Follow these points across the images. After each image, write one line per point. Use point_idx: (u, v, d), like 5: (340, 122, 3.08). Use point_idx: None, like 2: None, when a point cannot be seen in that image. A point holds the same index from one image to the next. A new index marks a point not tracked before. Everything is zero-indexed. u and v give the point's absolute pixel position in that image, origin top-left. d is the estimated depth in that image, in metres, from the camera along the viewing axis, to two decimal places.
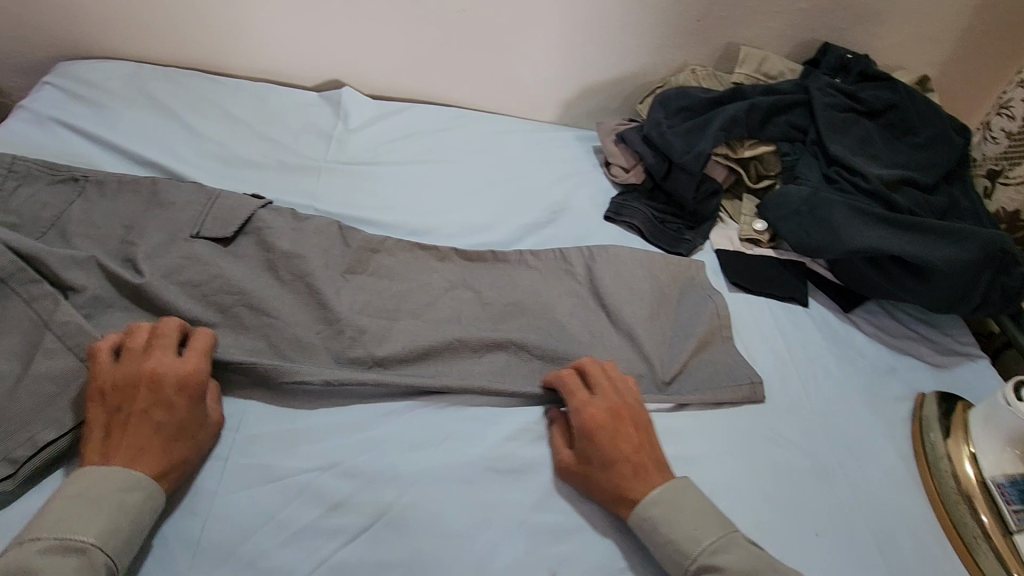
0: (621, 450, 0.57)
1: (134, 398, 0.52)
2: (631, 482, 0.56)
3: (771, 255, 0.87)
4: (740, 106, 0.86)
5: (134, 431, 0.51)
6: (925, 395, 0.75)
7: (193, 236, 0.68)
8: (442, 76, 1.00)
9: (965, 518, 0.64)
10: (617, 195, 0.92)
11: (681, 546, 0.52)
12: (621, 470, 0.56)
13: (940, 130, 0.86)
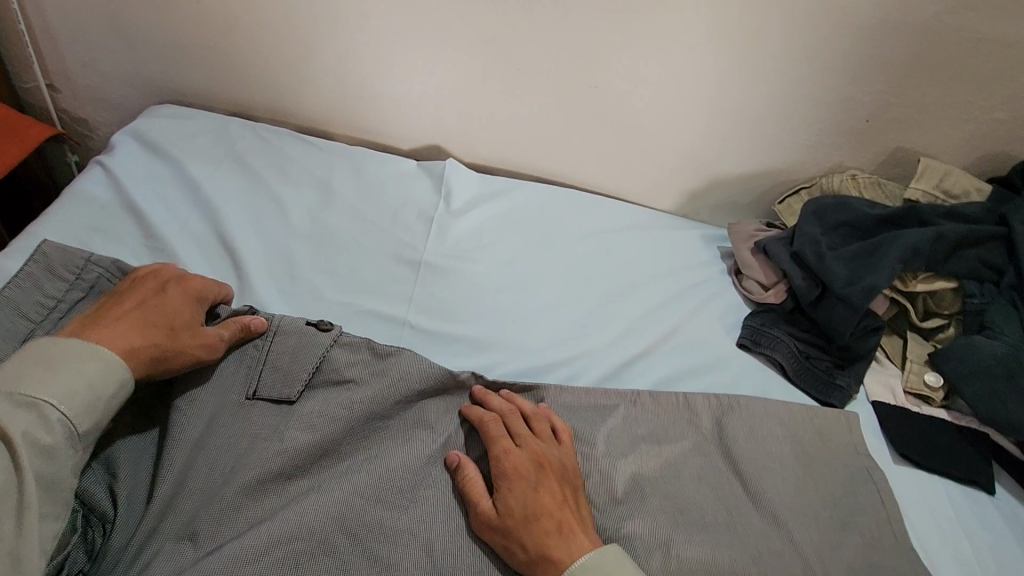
0: (535, 505, 0.53)
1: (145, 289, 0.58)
2: (541, 548, 0.51)
3: (943, 417, 0.71)
4: (923, 234, 0.71)
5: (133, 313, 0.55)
6: None
7: (250, 397, 0.56)
8: (555, 151, 0.89)
9: None
10: (752, 316, 0.78)
11: None
12: (532, 532, 0.51)
13: None
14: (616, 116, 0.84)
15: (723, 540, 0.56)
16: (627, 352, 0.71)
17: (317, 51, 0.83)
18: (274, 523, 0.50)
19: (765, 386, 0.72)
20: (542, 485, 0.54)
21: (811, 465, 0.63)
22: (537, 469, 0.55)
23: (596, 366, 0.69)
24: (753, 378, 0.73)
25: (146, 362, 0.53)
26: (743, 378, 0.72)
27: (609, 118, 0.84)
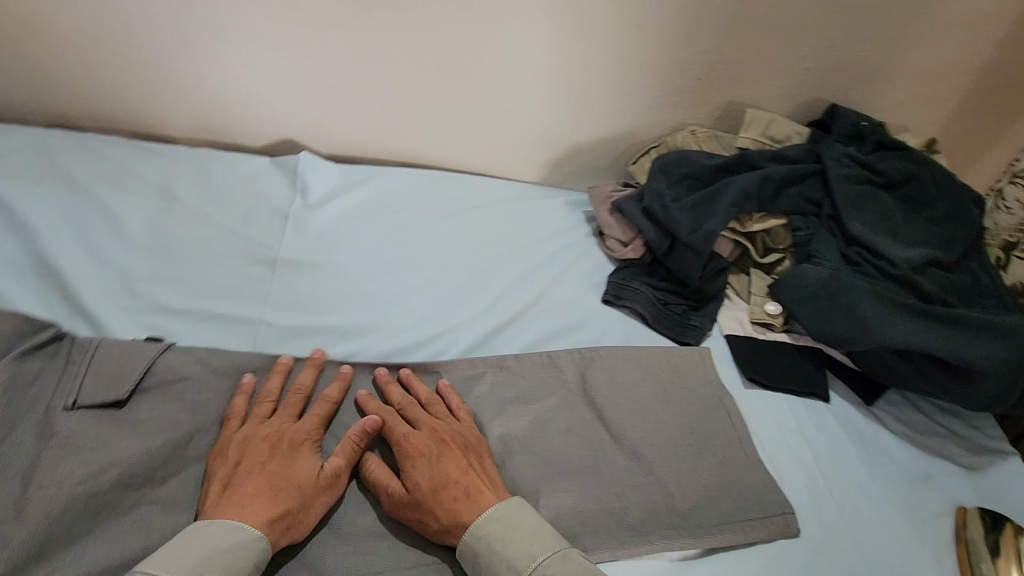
0: (436, 477, 0.54)
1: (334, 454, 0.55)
2: (448, 516, 0.53)
3: (785, 340, 0.78)
4: (751, 178, 0.78)
5: (248, 489, 0.51)
6: (966, 509, 0.66)
7: (71, 407, 0.53)
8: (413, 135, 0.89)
9: None
10: (615, 272, 0.83)
11: (515, 564, 0.50)
12: (437, 502, 0.53)
13: (958, 202, 0.80)
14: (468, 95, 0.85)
15: (593, 484, 0.60)
16: (494, 320, 0.73)
17: (142, 53, 0.78)
18: (98, 548, 0.48)
19: (629, 336, 0.76)
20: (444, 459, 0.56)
21: (671, 400, 0.68)
22: (437, 446, 0.57)
23: (465, 337, 0.71)
24: (618, 329, 0.77)
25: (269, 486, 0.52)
26: (607, 331, 0.76)
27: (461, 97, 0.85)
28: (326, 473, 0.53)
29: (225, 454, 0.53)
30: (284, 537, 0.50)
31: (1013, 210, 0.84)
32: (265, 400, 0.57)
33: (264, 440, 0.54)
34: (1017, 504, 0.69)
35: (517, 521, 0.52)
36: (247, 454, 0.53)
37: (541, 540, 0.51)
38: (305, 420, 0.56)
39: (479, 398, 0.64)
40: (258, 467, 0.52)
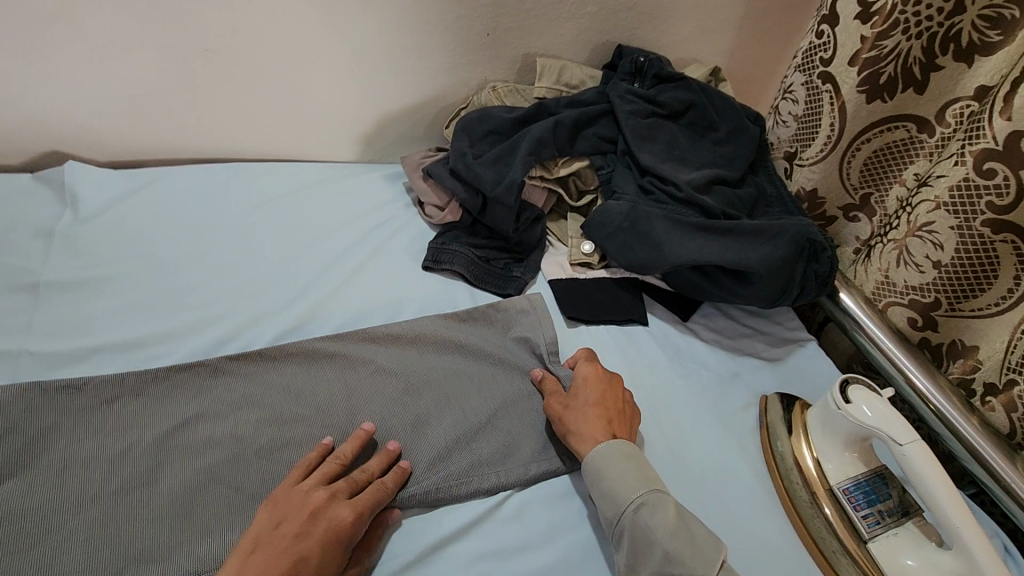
0: (598, 397, 0.63)
1: (288, 520, 0.51)
2: (585, 433, 0.60)
3: (604, 276, 0.81)
4: (544, 126, 0.80)
5: (264, 556, 0.49)
6: (767, 396, 0.72)
7: None
8: (198, 130, 0.86)
9: (823, 531, 0.59)
10: (435, 238, 0.82)
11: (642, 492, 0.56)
12: (591, 414, 0.61)
13: (737, 123, 0.87)
14: (255, 80, 0.83)
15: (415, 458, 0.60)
16: (307, 302, 0.71)
17: None
18: None
19: (450, 297, 0.77)
20: (580, 386, 0.64)
21: (493, 351, 0.69)
22: (608, 379, 0.65)
23: (277, 325, 0.69)
24: (441, 292, 0.77)
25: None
26: (430, 297, 0.76)
27: (247, 82, 0.83)
28: (341, 573, 0.51)
29: (270, 511, 0.52)
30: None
31: (788, 123, 0.92)
32: (325, 466, 0.55)
33: (306, 512, 0.51)
34: (811, 381, 0.77)
35: (627, 459, 0.58)
36: (288, 515, 0.51)
37: (636, 480, 0.56)
38: (359, 501, 0.53)
39: (292, 382, 0.63)
40: (271, 537, 0.50)
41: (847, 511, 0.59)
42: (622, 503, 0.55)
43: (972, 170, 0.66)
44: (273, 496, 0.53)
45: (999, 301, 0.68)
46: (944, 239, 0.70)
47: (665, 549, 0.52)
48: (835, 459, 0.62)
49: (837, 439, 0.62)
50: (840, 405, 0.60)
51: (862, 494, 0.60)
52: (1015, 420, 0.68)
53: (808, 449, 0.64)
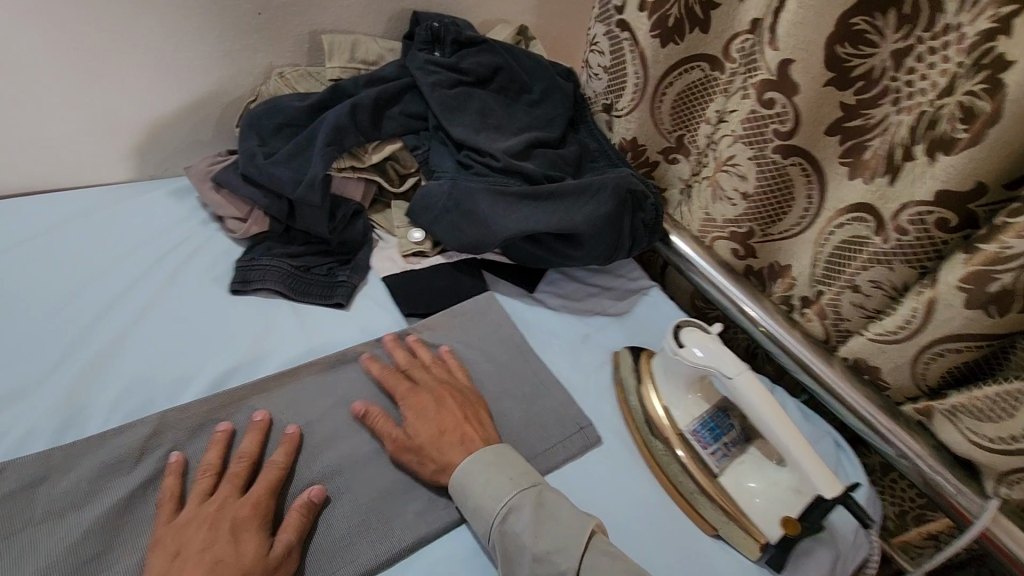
0: (436, 425, 0.57)
1: (192, 537, 0.48)
2: (443, 460, 0.56)
3: (441, 262, 0.76)
4: (340, 110, 0.72)
5: (187, 572, 0.45)
6: (619, 352, 0.73)
7: None
8: None
9: (680, 475, 0.61)
10: (242, 255, 0.72)
11: (484, 509, 0.53)
12: (442, 446, 0.56)
13: (549, 82, 0.85)
14: None
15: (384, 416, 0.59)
16: (67, 381, 0.58)
17: None
18: None
19: (269, 319, 0.67)
20: (413, 417, 0.58)
21: (325, 375, 0.62)
22: (433, 396, 0.59)
23: (26, 418, 0.55)
24: (253, 322, 0.66)
25: None
26: (242, 323, 0.66)
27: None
28: (273, 550, 0.49)
29: (163, 543, 0.48)
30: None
31: (600, 75, 0.91)
32: (202, 477, 0.52)
33: (208, 521, 0.49)
34: (658, 328, 0.79)
35: (501, 468, 0.55)
36: (187, 540, 0.48)
37: (504, 483, 0.54)
38: (254, 495, 0.51)
39: (54, 487, 0.50)
40: (178, 562, 0.46)
41: (699, 451, 0.60)
42: (488, 519, 0.53)
43: (756, 102, 0.68)
44: (155, 535, 0.49)
45: (801, 218, 0.73)
46: (746, 170, 0.73)
47: (534, 553, 0.51)
48: (681, 403, 0.63)
49: (681, 383, 0.64)
50: (675, 350, 0.62)
51: (708, 431, 0.61)
52: (828, 326, 0.73)
53: (656, 399, 0.65)
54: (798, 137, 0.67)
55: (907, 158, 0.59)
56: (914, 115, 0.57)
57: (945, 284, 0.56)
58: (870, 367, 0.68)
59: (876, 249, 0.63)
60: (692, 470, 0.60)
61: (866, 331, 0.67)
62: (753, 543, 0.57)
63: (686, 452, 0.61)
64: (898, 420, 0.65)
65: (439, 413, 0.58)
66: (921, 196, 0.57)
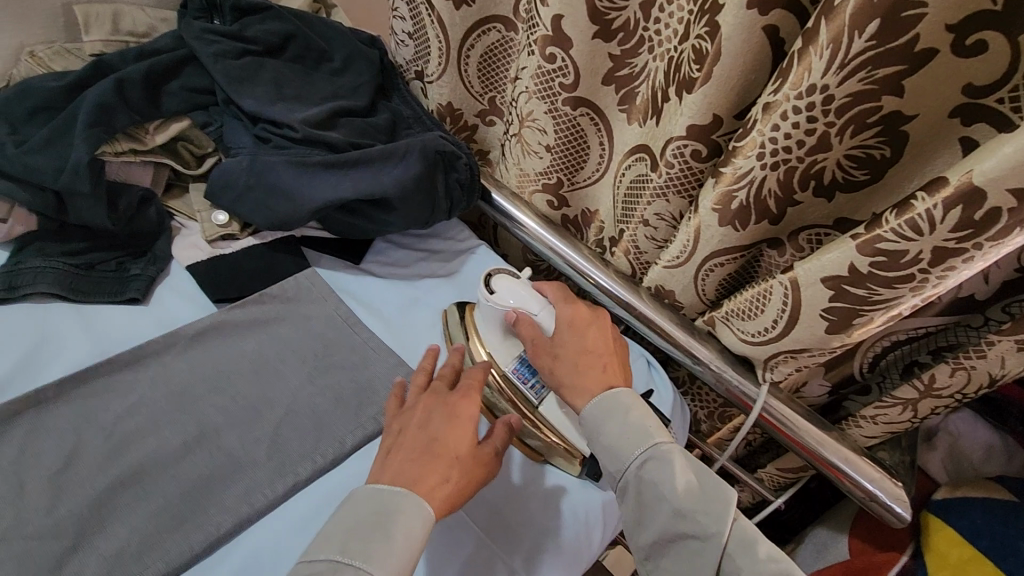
0: (583, 345, 0.62)
1: (410, 419, 0.55)
2: (579, 385, 0.59)
3: (253, 242, 0.73)
4: (103, 87, 0.65)
5: (408, 449, 0.52)
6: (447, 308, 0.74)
7: None
8: None
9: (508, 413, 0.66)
10: (5, 260, 0.63)
11: (618, 451, 0.54)
12: (581, 371, 0.60)
13: (351, 48, 0.83)
14: None
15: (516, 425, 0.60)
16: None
17: None
18: None
19: (46, 326, 0.60)
20: (562, 338, 0.62)
21: (123, 375, 0.58)
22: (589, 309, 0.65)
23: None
24: (21, 334, 0.59)
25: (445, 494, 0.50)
26: (10, 334, 0.59)
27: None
28: (483, 449, 0.54)
29: (392, 426, 0.55)
30: (446, 504, 0.49)
31: (406, 42, 0.90)
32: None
33: (423, 409, 0.55)
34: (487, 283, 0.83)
35: (623, 417, 0.56)
36: (408, 420, 0.55)
37: (635, 433, 0.54)
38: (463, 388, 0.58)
39: None
40: (406, 440, 0.52)
41: (519, 388, 0.65)
42: (625, 467, 0.54)
43: (541, 57, 0.72)
44: (390, 420, 0.56)
45: (597, 166, 0.80)
46: (544, 124, 0.78)
47: (676, 504, 0.50)
48: (501, 346, 0.67)
49: (499, 330, 0.67)
50: (487, 297, 0.66)
51: (526, 367, 0.66)
52: (632, 261, 0.81)
53: (480, 348, 0.68)
54: (581, 89, 0.73)
55: (665, 100, 0.66)
56: (665, 61, 0.64)
57: (704, 208, 0.63)
58: (666, 291, 0.77)
59: (655, 184, 0.70)
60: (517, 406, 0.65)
61: (660, 260, 0.75)
62: (573, 464, 0.64)
63: (511, 391, 0.65)
64: (691, 333, 0.74)
65: (565, 346, 0.62)
66: (679, 131, 0.64)
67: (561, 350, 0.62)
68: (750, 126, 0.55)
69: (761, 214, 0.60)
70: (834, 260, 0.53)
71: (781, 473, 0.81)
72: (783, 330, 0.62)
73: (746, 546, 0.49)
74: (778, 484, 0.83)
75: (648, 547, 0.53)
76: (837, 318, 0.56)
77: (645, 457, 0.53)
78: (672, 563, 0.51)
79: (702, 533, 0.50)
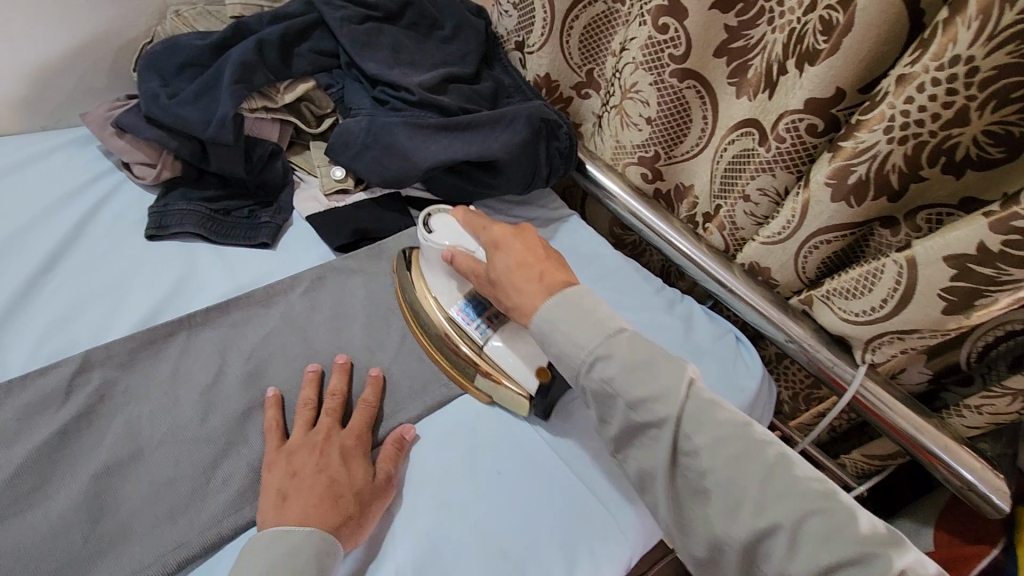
0: (517, 261, 0.58)
1: (304, 463, 0.52)
2: (518, 300, 0.56)
3: (365, 198, 0.77)
4: (245, 47, 0.70)
5: (307, 493, 0.50)
6: (398, 255, 0.70)
7: None
8: None
9: (457, 361, 0.63)
10: (155, 202, 0.70)
11: (571, 355, 0.52)
12: (517, 280, 0.57)
13: (461, 17, 0.85)
14: None
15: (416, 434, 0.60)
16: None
17: None
18: None
19: (193, 263, 0.67)
20: (499, 252, 0.60)
21: (259, 311, 0.64)
22: (514, 228, 0.62)
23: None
24: (173, 267, 0.66)
25: (347, 533, 0.50)
26: (164, 267, 0.65)
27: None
28: (379, 475, 0.55)
29: (279, 464, 0.53)
30: (352, 539, 0.50)
31: (510, 12, 0.92)
32: (157, 406, 0.54)
33: (317, 449, 0.53)
34: (581, 250, 0.85)
35: (578, 308, 0.53)
36: (301, 462, 0.53)
37: (587, 326, 0.52)
38: (354, 428, 0.57)
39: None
40: (300, 483, 0.51)
41: (468, 333, 0.62)
42: (578, 364, 0.52)
43: (652, 27, 0.72)
44: (268, 461, 0.53)
45: (698, 141, 0.80)
46: (648, 95, 0.78)
47: (670, 436, 0.49)
48: (447, 291, 0.64)
49: (441, 269, 0.65)
50: (426, 236, 0.64)
51: (471, 309, 0.63)
52: (727, 237, 0.81)
53: (427, 294, 0.65)
54: (690, 61, 0.73)
55: (781, 72, 0.65)
56: (785, 33, 0.64)
57: (816, 182, 0.63)
58: (762, 268, 0.77)
59: (761, 158, 0.70)
60: (467, 352, 0.62)
61: (757, 236, 0.75)
62: (521, 401, 0.61)
63: (460, 338, 0.62)
64: (785, 310, 0.74)
65: (500, 255, 0.59)
66: (794, 105, 0.64)
67: (495, 275, 0.59)
68: (879, 99, 0.55)
69: (879, 191, 0.59)
70: (959, 239, 0.52)
71: (867, 460, 0.81)
72: (891, 310, 0.61)
73: (729, 446, 0.49)
74: (862, 471, 0.83)
75: (618, 438, 0.52)
76: (957, 299, 0.56)
77: (595, 358, 0.51)
78: (665, 497, 0.51)
79: (688, 451, 0.49)
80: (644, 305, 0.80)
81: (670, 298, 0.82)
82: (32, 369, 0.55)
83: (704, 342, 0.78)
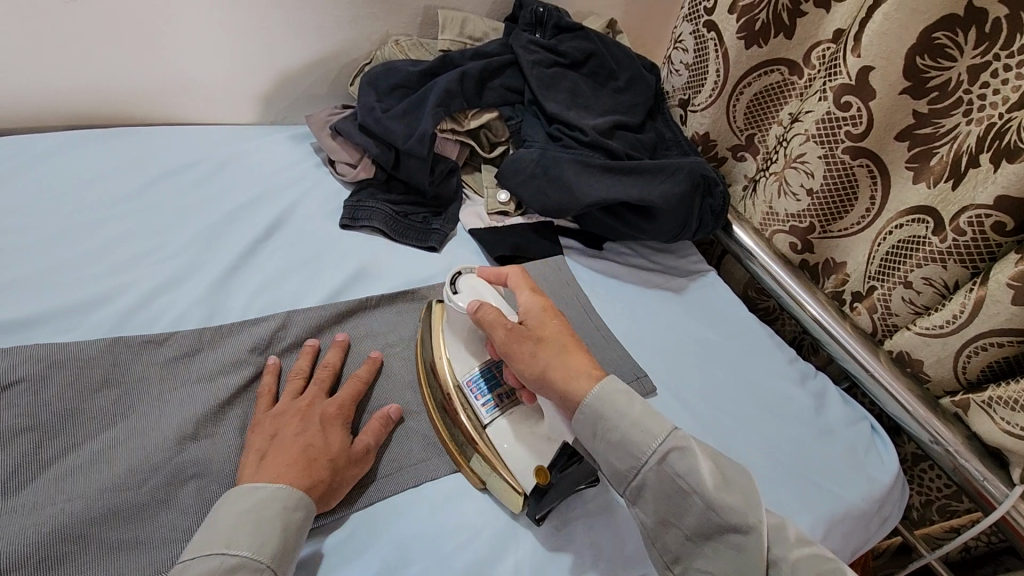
0: (557, 335, 0.59)
1: (285, 425, 0.56)
2: (575, 369, 0.56)
3: (521, 222, 0.84)
4: (451, 77, 0.81)
5: (284, 453, 0.53)
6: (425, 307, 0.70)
7: None
8: (92, 94, 0.82)
9: (456, 428, 0.62)
10: (350, 197, 0.81)
11: (636, 440, 0.51)
12: (552, 354, 0.57)
13: (636, 71, 0.91)
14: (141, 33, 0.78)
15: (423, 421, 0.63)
16: (215, 277, 0.68)
17: None
18: None
19: (373, 253, 0.76)
20: (531, 322, 0.60)
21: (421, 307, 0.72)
22: (547, 305, 0.63)
23: (181, 303, 0.65)
24: (359, 254, 0.76)
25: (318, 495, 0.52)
26: (353, 252, 0.76)
27: (133, 41, 0.78)
28: (355, 445, 0.57)
29: (263, 427, 0.56)
30: (321, 499, 0.53)
31: (681, 71, 0.97)
32: (326, 375, 0.62)
33: (298, 414, 0.57)
34: (715, 306, 0.86)
35: (623, 403, 0.53)
36: (283, 423, 0.56)
37: (649, 422, 0.52)
38: (339, 398, 0.59)
39: (217, 359, 0.61)
40: (277, 443, 0.54)
41: (471, 406, 0.62)
42: (644, 455, 0.51)
43: (833, 103, 0.74)
44: (254, 420, 0.57)
45: (859, 219, 0.78)
46: (814, 168, 0.78)
47: (707, 497, 0.49)
48: (459, 360, 0.64)
49: (465, 337, 0.65)
50: (451, 297, 0.63)
51: (483, 382, 0.63)
52: (876, 320, 0.78)
53: (442, 351, 0.65)
54: (868, 140, 0.73)
55: (972, 164, 0.64)
56: (983, 127, 0.63)
57: (996, 282, 0.60)
58: (912, 359, 0.73)
59: (933, 248, 0.68)
60: (473, 436, 0.61)
61: (913, 325, 0.72)
62: (515, 497, 0.57)
63: (460, 409, 0.62)
64: (934, 410, 0.70)
65: (539, 331, 0.59)
66: (981, 200, 0.62)
67: (541, 336, 0.59)
68: None
69: None
70: None
71: None
72: None
73: None
74: None
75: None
76: None
77: (665, 448, 0.51)
78: None
79: None
80: (774, 371, 0.80)
81: (803, 371, 0.80)
82: (247, 318, 0.66)
83: (835, 422, 0.75)
